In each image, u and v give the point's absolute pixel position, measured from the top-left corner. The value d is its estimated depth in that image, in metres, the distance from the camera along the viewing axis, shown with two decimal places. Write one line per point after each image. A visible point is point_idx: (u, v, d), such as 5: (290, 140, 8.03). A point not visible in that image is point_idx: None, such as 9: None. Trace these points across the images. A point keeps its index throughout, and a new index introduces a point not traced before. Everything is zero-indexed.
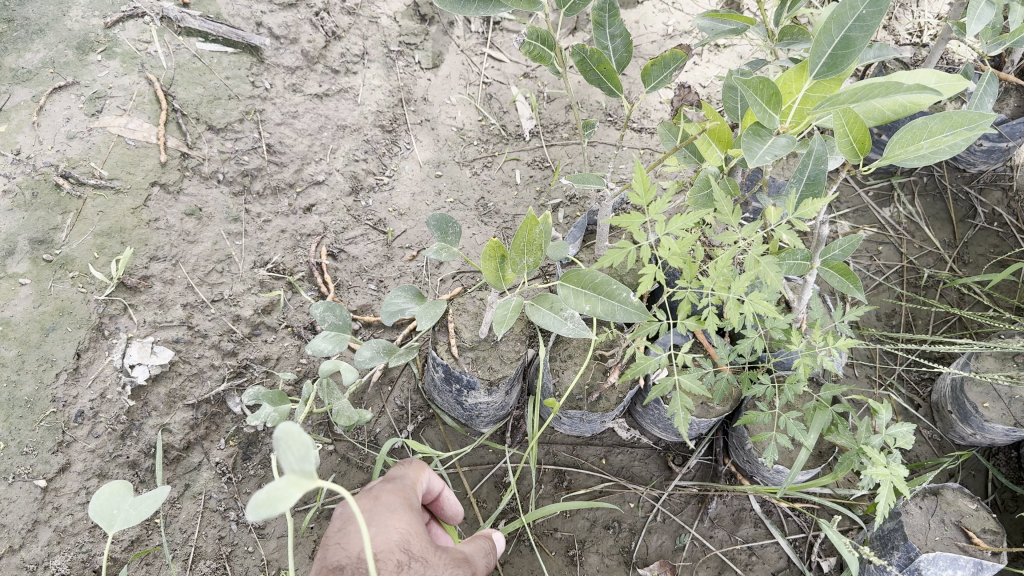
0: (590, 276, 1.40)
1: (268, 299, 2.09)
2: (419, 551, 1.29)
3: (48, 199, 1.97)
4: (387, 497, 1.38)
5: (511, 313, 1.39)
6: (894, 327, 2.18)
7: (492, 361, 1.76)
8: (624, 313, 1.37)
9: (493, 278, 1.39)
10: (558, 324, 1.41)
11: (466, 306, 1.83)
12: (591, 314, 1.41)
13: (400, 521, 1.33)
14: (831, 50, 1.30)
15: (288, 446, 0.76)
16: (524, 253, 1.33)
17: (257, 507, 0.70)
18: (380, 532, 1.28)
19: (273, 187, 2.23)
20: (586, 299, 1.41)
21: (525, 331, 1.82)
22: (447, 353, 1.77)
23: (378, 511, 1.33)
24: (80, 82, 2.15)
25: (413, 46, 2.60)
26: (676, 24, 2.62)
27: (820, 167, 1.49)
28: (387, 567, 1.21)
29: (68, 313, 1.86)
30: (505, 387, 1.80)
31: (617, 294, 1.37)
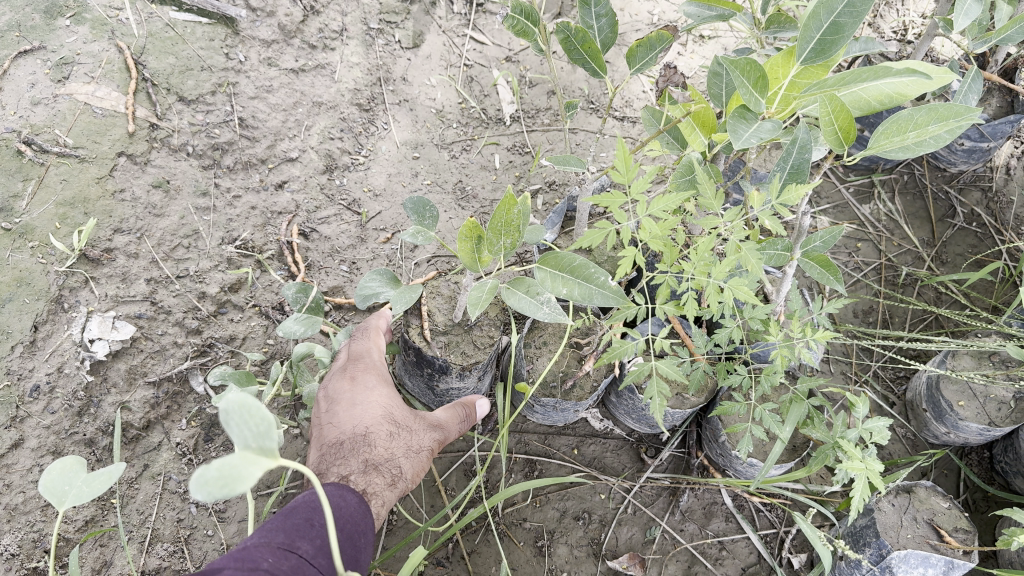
0: (568, 259, 1.34)
1: (235, 277, 2.03)
2: (401, 420, 1.54)
3: (9, 165, 1.91)
4: (365, 375, 1.59)
5: (485, 295, 1.33)
6: (871, 324, 2.16)
7: (465, 346, 1.72)
8: (601, 297, 1.32)
9: (469, 259, 1.33)
10: (534, 308, 1.35)
11: (440, 289, 1.80)
12: (568, 297, 1.35)
13: (381, 397, 1.56)
14: (821, 35, 1.26)
15: (244, 421, 0.73)
16: (502, 234, 1.28)
17: (211, 484, 0.65)
18: (367, 409, 1.52)
19: (245, 162, 2.17)
20: (563, 282, 1.35)
21: (500, 315, 1.78)
22: (419, 337, 1.72)
23: (361, 391, 1.55)
24: (47, 47, 2.08)
25: (394, 25, 2.54)
26: (661, 13, 2.58)
27: (804, 156, 1.47)
28: (381, 439, 1.47)
29: (26, 284, 1.81)
30: (478, 372, 1.75)
31: (594, 276, 1.32)
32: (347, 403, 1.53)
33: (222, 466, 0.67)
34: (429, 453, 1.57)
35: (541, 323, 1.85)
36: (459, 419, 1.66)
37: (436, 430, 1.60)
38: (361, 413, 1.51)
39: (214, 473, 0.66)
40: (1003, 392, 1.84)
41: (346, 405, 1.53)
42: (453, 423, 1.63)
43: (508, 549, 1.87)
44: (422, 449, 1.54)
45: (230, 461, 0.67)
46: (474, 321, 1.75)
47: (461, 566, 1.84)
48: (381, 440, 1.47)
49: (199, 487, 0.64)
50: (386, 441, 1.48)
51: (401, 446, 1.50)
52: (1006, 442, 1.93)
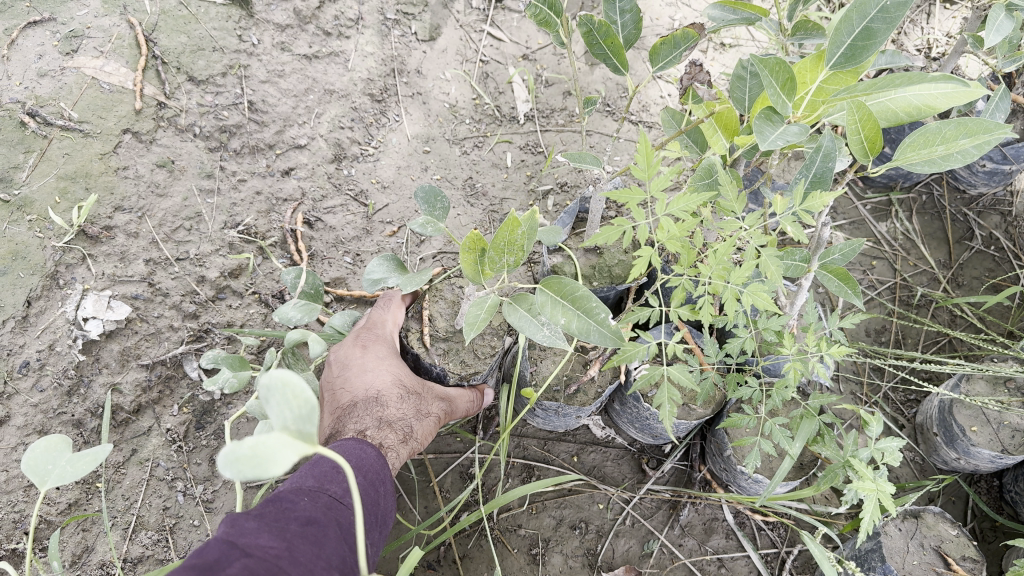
0: (571, 286, 1.21)
1: (236, 262, 1.99)
2: (412, 386, 1.56)
3: (11, 136, 1.87)
4: (376, 343, 1.59)
5: (483, 316, 1.23)
6: (883, 343, 2.12)
7: (465, 354, 1.67)
8: (596, 335, 1.17)
9: (471, 272, 1.23)
10: (535, 329, 1.25)
11: (443, 293, 1.74)
12: (566, 329, 1.22)
13: (391, 365, 1.56)
14: (852, 41, 1.24)
15: (286, 401, 0.66)
16: (503, 252, 1.18)
17: (241, 462, 0.59)
18: (378, 374, 1.52)
19: (251, 146, 2.12)
20: (563, 311, 1.22)
21: (504, 324, 1.73)
22: (418, 341, 1.68)
23: (372, 357, 1.55)
24: (57, 19, 2.04)
25: (411, 16, 2.48)
26: (682, 19, 2.53)
27: (828, 164, 1.43)
28: (392, 401, 1.49)
29: (22, 258, 1.77)
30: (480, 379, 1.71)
31: (594, 310, 1.18)
32: (357, 369, 1.53)
33: (257, 446, 0.60)
34: (437, 420, 1.58)
35: None
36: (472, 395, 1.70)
37: (446, 400, 1.61)
38: (373, 377, 1.51)
39: (246, 451, 0.59)
40: (1017, 418, 1.78)
41: (357, 372, 1.53)
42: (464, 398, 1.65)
43: (501, 555, 1.82)
44: (431, 414, 1.56)
45: (265, 442, 0.61)
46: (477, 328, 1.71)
47: (452, 570, 1.80)
48: (391, 403, 1.49)
49: (228, 464, 0.58)
50: (397, 403, 1.50)
51: (411, 408, 1.52)
52: (1017, 471, 1.88)
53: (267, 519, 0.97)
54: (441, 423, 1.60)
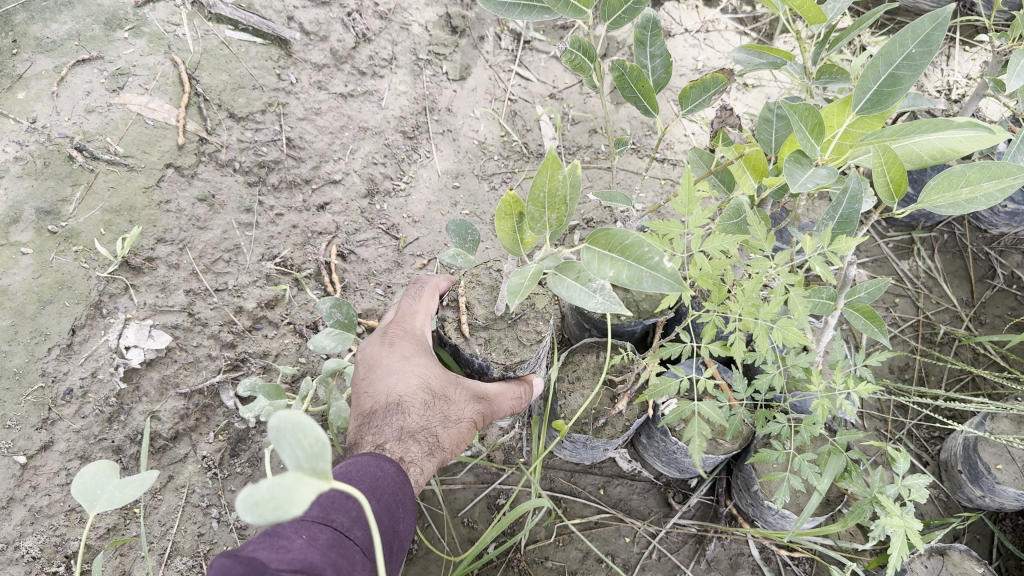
0: (620, 235, 1.05)
1: (273, 293, 2.05)
2: (441, 388, 1.49)
3: (59, 170, 1.94)
4: (404, 340, 1.52)
5: (527, 283, 1.12)
6: (906, 381, 2.14)
7: (507, 343, 1.62)
8: (651, 281, 1.01)
9: (510, 243, 1.17)
10: (585, 298, 1.11)
11: (480, 279, 1.70)
12: (616, 283, 1.05)
13: (420, 365, 1.50)
14: (878, 86, 1.31)
15: (298, 440, 0.70)
16: (545, 209, 1.10)
17: (261, 506, 0.65)
18: (403, 377, 1.47)
19: (289, 181, 2.18)
20: (611, 264, 1.07)
21: (546, 308, 1.69)
22: (457, 331, 1.62)
23: (398, 358, 1.49)
24: (105, 57, 2.11)
25: (442, 57, 2.54)
26: (705, 60, 2.59)
27: (854, 206, 1.47)
28: (415, 409, 1.44)
29: (67, 287, 1.83)
30: (524, 368, 1.60)
31: (646, 256, 1.01)
32: (382, 370, 1.49)
33: (274, 487, 0.67)
34: (471, 423, 1.51)
35: (576, 358, 1.84)
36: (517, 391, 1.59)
37: (482, 401, 1.53)
38: (395, 381, 1.46)
39: (263, 496, 0.65)
40: None
41: (382, 373, 1.48)
42: (505, 397, 1.56)
43: None
44: (462, 419, 1.50)
45: (280, 486, 0.66)
46: (518, 315, 1.66)
47: None
48: (415, 410, 1.44)
49: (249, 508, 0.64)
50: (421, 410, 1.44)
51: (437, 416, 1.46)
52: None
53: (262, 561, 0.92)
54: (476, 425, 1.53)
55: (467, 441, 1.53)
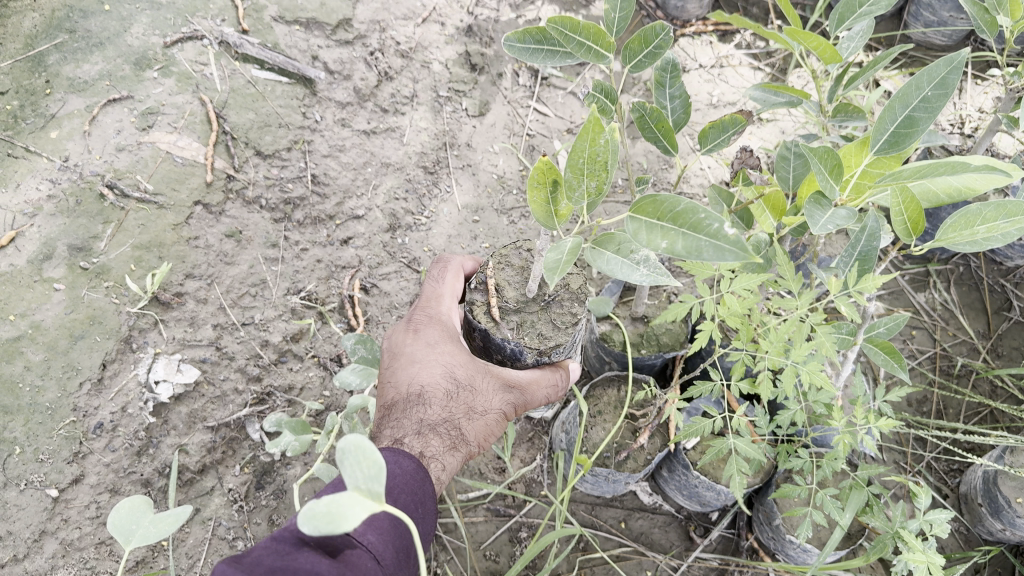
0: (669, 201, 0.95)
1: (298, 327, 2.08)
2: (466, 378, 1.47)
3: (91, 208, 1.99)
4: (429, 326, 1.51)
5: (564, 258, 1.07)
6: (925, 413, 2.15)
7: (542, 327, 1.51)
8: (712, 250, 0.89)
9: (543, 216, 1.13)
10: (631, 272, 1.07)
11: (510, 260, 1.61)
12: (669, 255, 0.95)
13: (444, 352, 1.48)
14: (895, 128, 1.34)
15: (358, 461, 0.79)
16: (583, 175, 1.03)
17: (318, 518, 0.74)
18: (425, 365, 1.46)
19: (314, 217, 2.23)
20: (662, 234, 0.96)
21: (581, 289, 1.57)
22: (487, 316, 1.51)
23: (421, 347, 1.48)
24: (135, 97, 2.17)
25: (462, 93, 2.59)
26: (720, 95, 2.64)
27: (873, 244, 1.49)
28: (437, 399, 1.42)
29: (98, 323, 1.87)
30: (558, 354, 1.56)
31: (702, 223, 0.90)
32: (405, 360, 1.48)
33: (332, 503, 0.75)
34: (500, 414, 1.48)
35: (598, 392, 1.86)
36: (549, 379, 1.56)
37: (512, 391, 1.50)
38: (418, 370, 1.45)
39: (321, 509, 0.74)
40: None
41: (406, 362, 1.48)
42: (537, 387, 1.52)
43: None
44: (489, 410, 1.47)
45: (337, 501, 0.75)
46: (552, 297, 1.55)
47: None
48: (438, 402, 1.42)
49: (308, 519, 0.74)
50: (443, 401, 1.42)
51: (460, 406, 1.44)
52: None
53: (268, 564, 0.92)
54: (506, 417, 1.50)
55: (498, 433, 1.50)
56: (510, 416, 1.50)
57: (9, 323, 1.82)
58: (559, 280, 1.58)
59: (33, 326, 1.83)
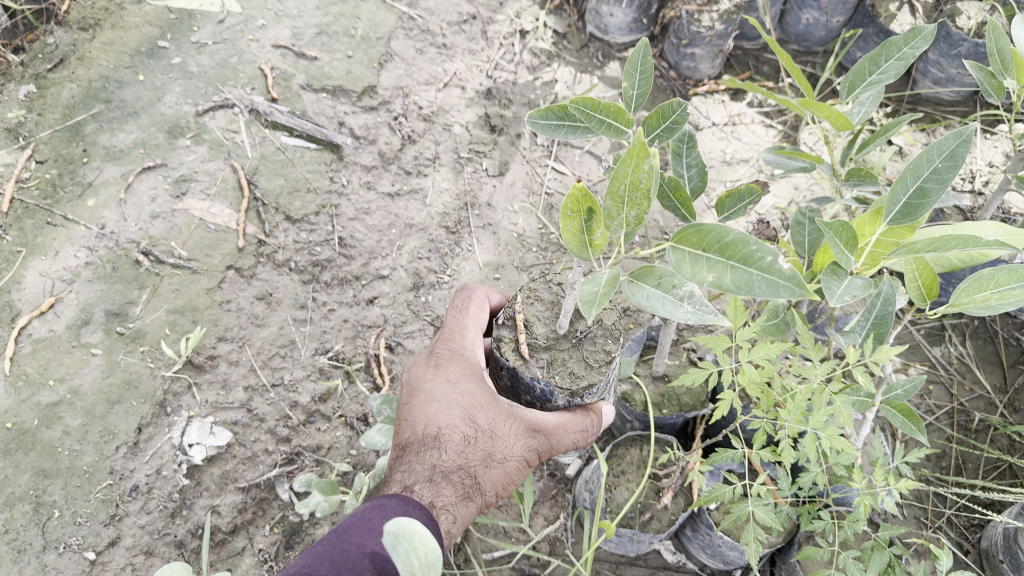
0: (716, 232, 0.98)
1: (325, 387, 2.13)
2: (485, 422, 1.47)
3: (127, 274, 2.06)
4: (451, 361, 1.53)
5: (602, 292, 1.10)
6: (944, 469, 2.18)
7: (573, 365, 1.50)
8: (766, 287, 0.93)
9: (577, 246, 1.17)
10: (672, 307, 1.12)
11: (539, 294, 1.61)
12: (718, 288, 0.98)
13: (463, 392, 1.49)
14: (908, 199, 1.39)
15: (414, 549, 0.97)
16: (623, 203, 1.06)
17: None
18: (443, 407, 1.48)
19: (341, 278, 2.29)
20: (709, 267, 1.00)
21: (614, 325, 1.56)
22: (515, 353, 1.51)
23: (440, 384, 1.50)
24: (168, 164, 2.25)
25: (482, 154, 2.65)
26: (733, 152, 2.70)
27: (888, 308, 1.54)
28: (452, 445, 1.44)
29: (134, 387, 1.93)
30: (591, 396, 1.53)
31: (755, 256, 0.93)
32: (424, 398, 1.50)
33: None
34: (521, 460, 1.48)
35: (621, 452, 1.90)
36: (579, 424, 1.52)
37: (537, 435, 1.49)
38: (436, 412, 1.47)
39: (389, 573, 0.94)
40: None
41: (425, 399, 1.50)
42: (564, 432, 1.50)
43: None
44: (508, 457, 1.47)
45: None
46: (584, 333, 1.54)
47: None
48: (453, 448, 1.44)
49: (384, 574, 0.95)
50: (458, 447, 1.44)
51: (476, 452, 1.45)
52: None
53: None
54: (528, 461, 1.50)
55: (519, 477, 1.51)
56: (533, 460, 1.50)
57: (48, 388, 1.89)
58: (592, 316, 1.57)
59: (72, 391, 1.89)
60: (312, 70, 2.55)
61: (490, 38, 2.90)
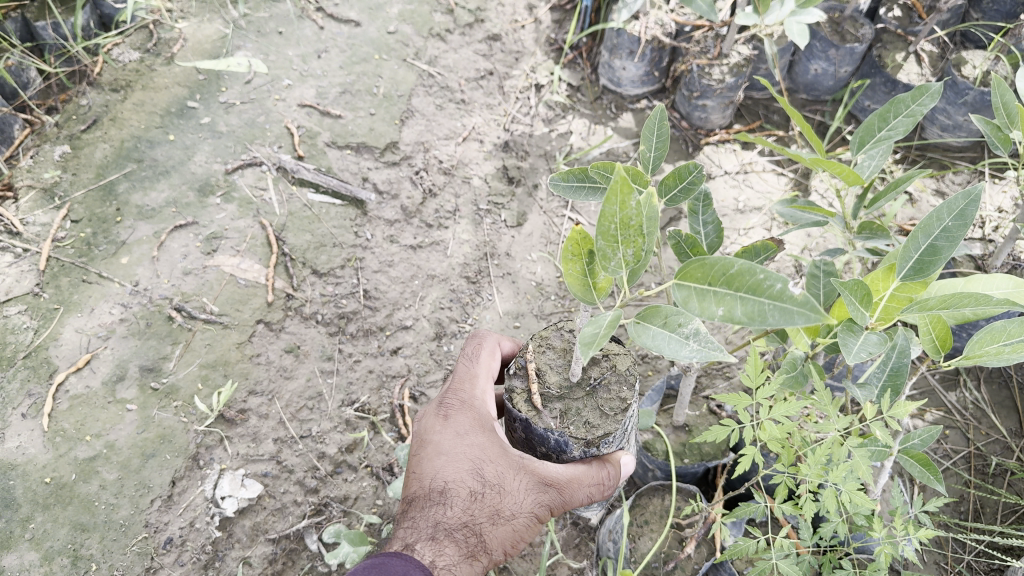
0: (721, 265, 1.03)
1: (352, 438, 2.17)
2: (492, 477, 1.49)
3: (160, 330, 2.14)
4: (460, 413, 1.56)
5: (602, 333, 1.09)
6: (962, 514, 2.20)
7: (588, 415, 1.46)
8: (775, 311, 0.96)
9: (581, 289, 1.18)
10: (678, 346, 1.10)
11: (551, 341, 1.58)
12: (726, 319, 1.02)
13: (470, 446, 1.52)
14: (920, 256, 1.43)
15: None
16: (618, 242, 1.05)
17: None
18: (450, 462, 1.51)
19: (366, 329, 2.34)
20: (716, 300, 1.04)
21: (630, 371, 1.52)
22: (527, 404, 1.47)
23: (448, 437, 1.54)
24: (199, 222, 2.33)
25: (501, 206, 2.72)
26: (746, 200, 2.77)
27: (904, 360, 1.59)
28: (457, 501, 1.48)
29: (168, 441, 1.99)
30: (607, 446, 1.48)
31: (763, 284, 0.97)
32: (433, 451, 1.54)
33: None
34: (531, 514, 1.48)
35: (643, 502, 1.94)
36: (594, 477, 1.47)
37: (548, 489, 1.47)
38: (442, 466, 1.51)
39: None
40: None
41: (434, 453, 1.54)
42: (576, 486, 1.46)
43: None
44: (517, 513, 1.48)
45: None
46: (599, 381, 1.50)
47: None
48: (458, 503, 1.48)
49: None
50: (463, 503, 1.48)
51: (481, 508, 1.48)
52: None
53: None
54: (541, 515, 1.49)
55: (533, 530, 1.51)
56: (546, 514, 1.49)
57: (85, 443, 1.94)
58: (606, 363, 1.54)
59: (108, 446, 1.95)
60: (337, 127, 2.65)
61: (506, 92, 3.00)
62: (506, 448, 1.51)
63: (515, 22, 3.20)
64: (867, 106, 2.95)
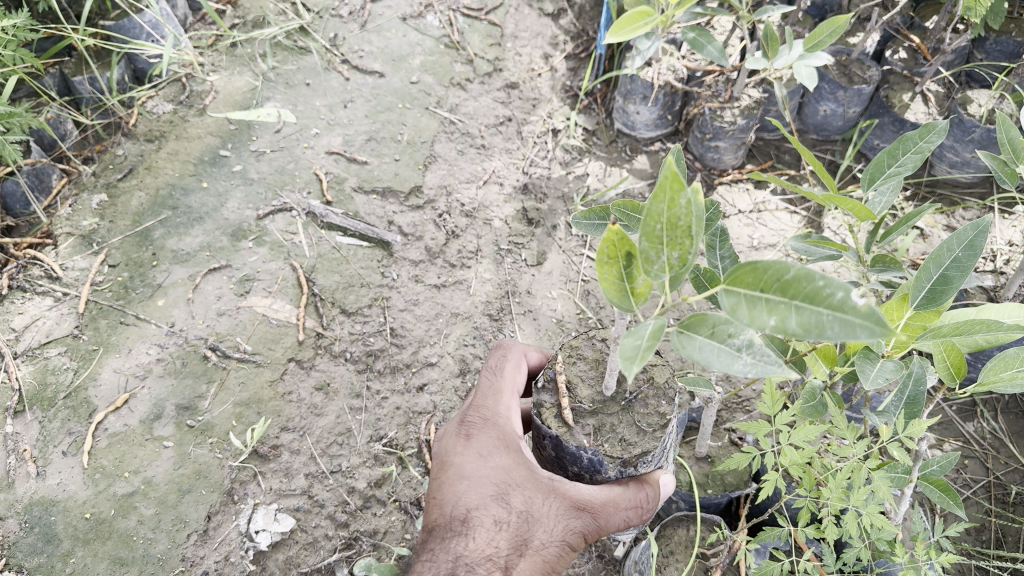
0: (775, 271, 0.99)
1: (381, 473, 2.21)
2: (518, 502, 1.54)
3: (195, 368, 2.21)
4: (483, 433, 1.63)
5: (643, 344, 1.08)
6: (984, 542, 2.22)
7: (624, 431, 1.50)
8: (838, 326, 0.92)
9: (617, 294, 1.19)
10: (729, 359, 1.06)
11: (582, 352, 1.63)
12: (780, 329, 0.98)
13: (494, 467, 1.58)
14: (932, 285, 1.49)
15: None
16: (662, 244, 1.07)
17: None
18: (472, 488, 1.57)
19: (393, 366, 2.40)
20: (769, 310, 1.00)
21: (666, 385, 1.57)
22: (558, 421, 1.52)
23: (469, 459, 1.60)
24: (232, 265, 2.42)
25: (521, 246, 2.80)
26: (760, 238, 2.84)
27: (920, 387, 1.63)
28: (481, 527, 1.53)
29: (203, 477, 2.04)
30: (646, 465, 1.52)
31: (823, 292, 0.93)
32: (455, 475, 1.60)
33: None
34: (563, 541, 1.52)
35: (668, 532, 1.97)
36: (632, 500, 1.51)
37: (582, 514, 1.50)
38: (464, 491, 1.57)
39: None
40: None
41: (456, 476, 1.60)
42: (612, 509, 1.50)
43: None
44: (546, 540, 1.51)
45: None
46: (634, 395, 1.55)
47: None
48: (483, 530, 1.53)
49: None
50: (488, 530, 1.53)
51: (507, 536, 1.52)
52: None
53: None
54: (573, 541, 1.53)
55: (564, 558, 1.55)
56: (578, 540, 1.53)
57: (124, 479, 2.00)
58: (639, 379, 1.58)
59: (145, 482, 2.01)
60: (363, 173, 2.75)
61: (525, 137, 3.11)
62: (534, 471, 1.56)
63: (532, 69, 3.31)
64: (877, 145, 3.04)
